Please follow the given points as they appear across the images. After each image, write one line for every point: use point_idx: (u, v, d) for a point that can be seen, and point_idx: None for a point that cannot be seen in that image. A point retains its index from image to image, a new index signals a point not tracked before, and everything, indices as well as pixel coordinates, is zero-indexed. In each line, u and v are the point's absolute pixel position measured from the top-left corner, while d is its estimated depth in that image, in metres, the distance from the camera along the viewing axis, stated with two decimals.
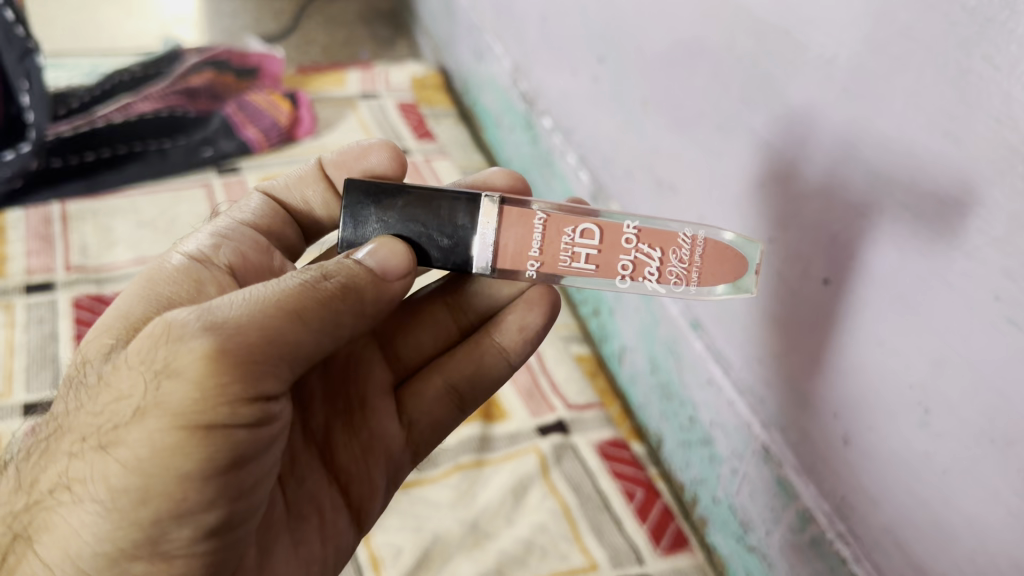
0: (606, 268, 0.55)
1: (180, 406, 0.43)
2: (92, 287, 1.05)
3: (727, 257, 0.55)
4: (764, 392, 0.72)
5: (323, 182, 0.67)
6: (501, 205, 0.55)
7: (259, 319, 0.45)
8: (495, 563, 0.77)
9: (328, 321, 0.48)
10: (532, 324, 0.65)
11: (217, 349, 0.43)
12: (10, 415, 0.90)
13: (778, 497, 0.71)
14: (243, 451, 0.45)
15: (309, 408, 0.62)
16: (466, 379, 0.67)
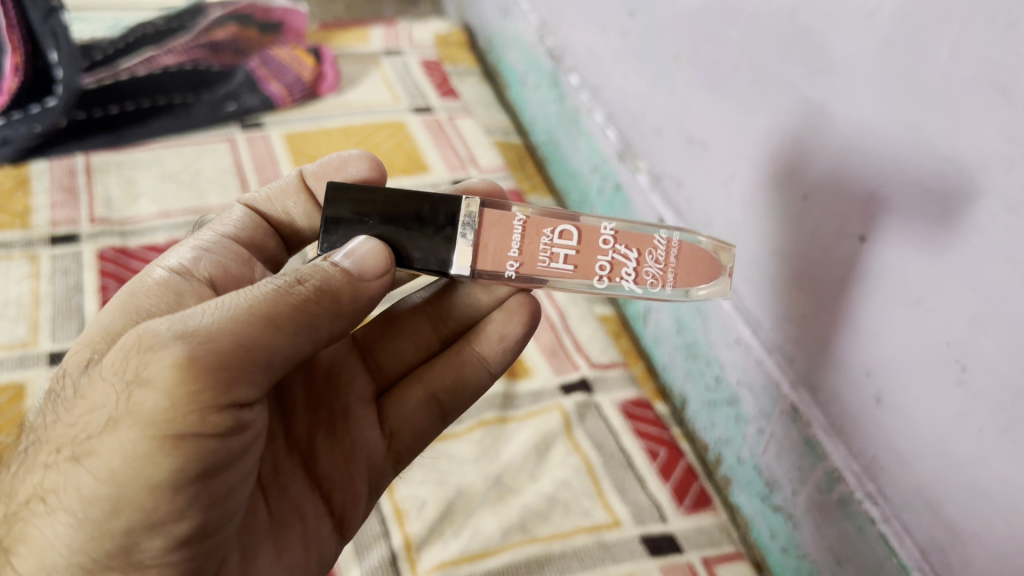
0: (585, 269, 0.56)
1: (151, 414, 0.43)
2: (117, 240, 1.05)
3: (701, 261, 0.57)
4: (793, 351, 0.71)
5: (304, 195, 0.67)
6: (482, 207, 0.56)
7: (232, 327, 0.45)
8: (518, 517, 0.77)
9: (302, 324, 0.48)
10: (512, 334, 0.66)
11: (189, 357, 0.43)
12: (36, 363, 0.90)
13: (806, 457, 0.69)
14: (216, 460, 0.45)
15: (291, 422, 0.62)
16: (448, 388, 0.67)
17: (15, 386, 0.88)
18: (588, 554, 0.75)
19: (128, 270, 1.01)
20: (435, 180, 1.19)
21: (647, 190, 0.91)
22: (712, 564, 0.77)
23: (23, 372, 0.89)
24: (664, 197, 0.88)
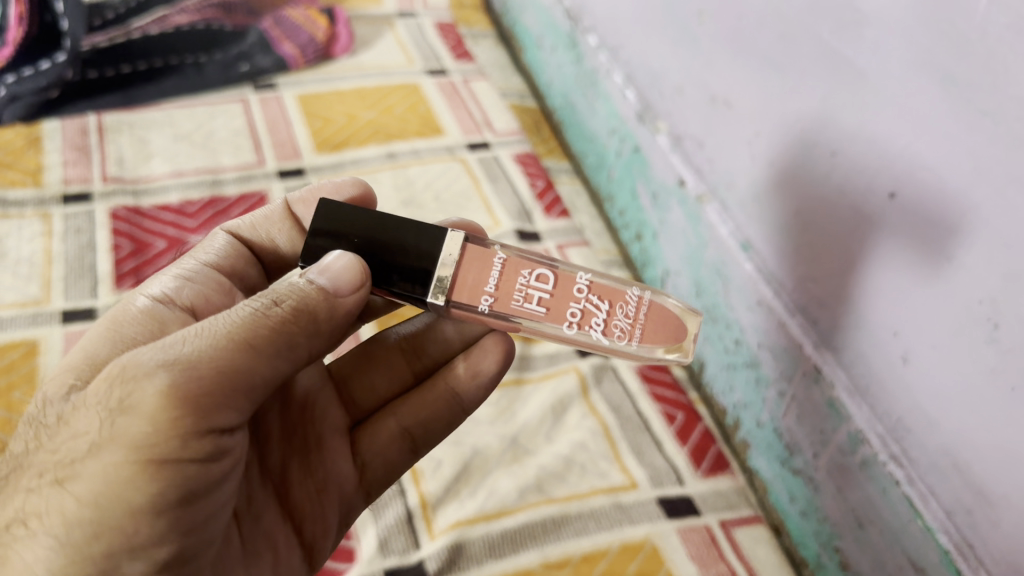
0: (555, 315, 0.53)
1: (134, 440, 0.42)
2: (129, 199, 1.04)
3: (669, 322, 0.55)
4: (818, 312, 0.69)
5: (289, 222, 0.67)
6: (465, 241, 0.55)
7: (214, 353, 0.44)
8: (534, 477, 0.77)
9: (280, 345, 0.47)
10: (485, 373, 0.65)
11: (172, 387, 0.42)
12: (49, 321, 0.90)
13: (828, 419, 0.68)
14: (196, 487, 0.44)
15: (266, 447, 0.60)
16: (420, 421, 0.65)
17: (28, 343, 0.87)
18: (604, 515, 0.75)
19: (141, 230, 1.01)
20: (449, 142, 1.17)
21: (666, 151, 0.89)
22: (730, 527, 0.76)
23: (36, 330, 0.89)
24: (684, 158, 0.87)
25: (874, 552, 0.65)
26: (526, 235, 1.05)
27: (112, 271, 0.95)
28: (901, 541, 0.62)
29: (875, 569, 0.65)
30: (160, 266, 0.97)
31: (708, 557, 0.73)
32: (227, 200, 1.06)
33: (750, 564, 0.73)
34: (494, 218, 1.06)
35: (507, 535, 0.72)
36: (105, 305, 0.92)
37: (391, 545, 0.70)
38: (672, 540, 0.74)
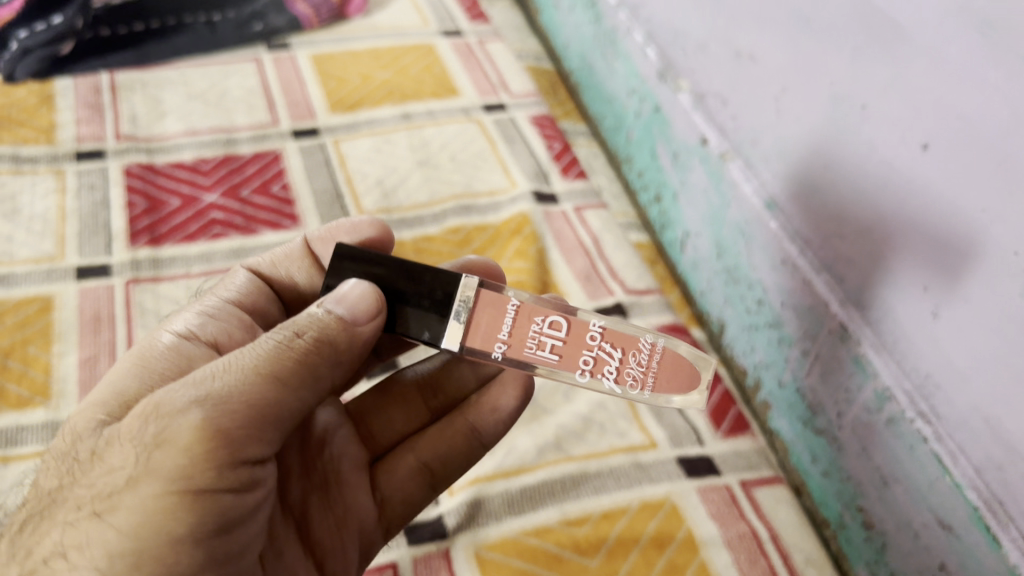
0: (568, 361, 0.51)
1: (172, 472, 0.43)
2: (143, 157, 1.03)
3: (683, 368, 0.52)
4: (845, 270, 0.68)
5: (309, 259, 0.65)
6: (479, 287, 0.53)
7: (243, 385, 0.45)
8: (554, 436, 0.76)
9: (305, 375, 0.47)
10: (505, 408, 0.64)
11: (205, 422, 0.43)
12: (63, 277, 0.89)
13: (854, 377, 0.67)
14: (230, 517, 0.45)
15: (288, 483, 0.57)
16: (440, 456, 0.64)
17: (43, 298, 0.86)
18: (624, 473, 0.74)
19: (156, 188, 0.99)
20: (465, 103, 1.16)
21: (689, 110, 0.87)
22: (750, 487, 0.75)
23: (51, 286, 0.88)
24: (707, 116, 0.85)
25: (899, 511, 0.64)
26: (543, 196, 1.03)
27: (127, 228, 0.95)
28: (928, 499, 0.61)
29: (900, 527, 0.64)
30: (174, 225, 0.96)
31: (729, 516, 0.72)
32: (241, 158, 1.05)
33: (771, 522, 0.73)
34: (512, 179, 1.05)
35: (526, 493, 0.72)
36: (120, 262, 0.91)
37: None
38: (692, 499, 0.73)
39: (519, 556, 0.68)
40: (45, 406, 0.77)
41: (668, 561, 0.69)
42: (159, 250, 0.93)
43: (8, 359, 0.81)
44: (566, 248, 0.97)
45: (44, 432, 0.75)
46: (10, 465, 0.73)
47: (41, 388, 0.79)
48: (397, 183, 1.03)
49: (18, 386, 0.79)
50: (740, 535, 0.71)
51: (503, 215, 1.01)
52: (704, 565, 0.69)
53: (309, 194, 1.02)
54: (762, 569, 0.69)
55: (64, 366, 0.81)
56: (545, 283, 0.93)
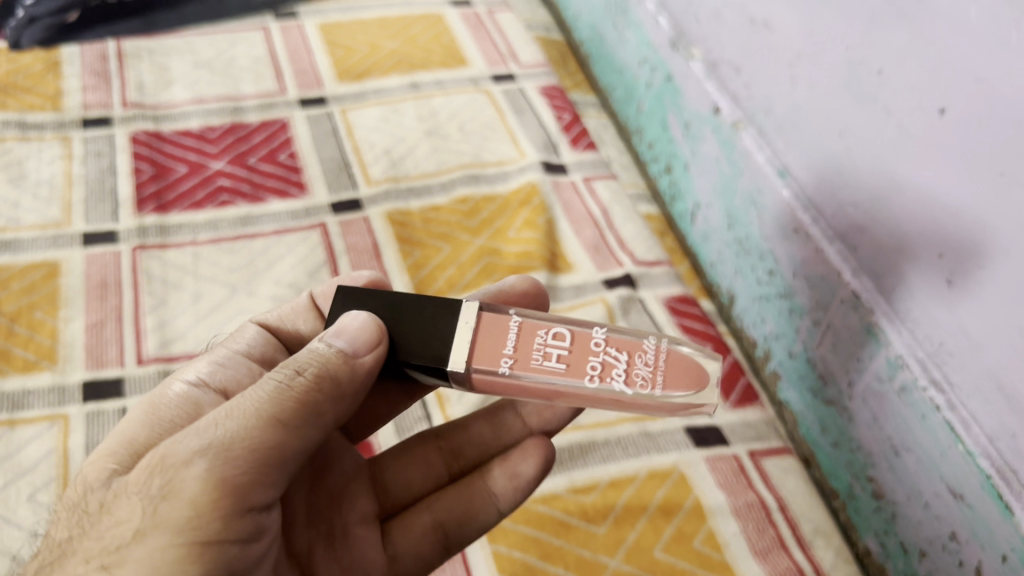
0: (575, 370, 0.49)
1: (180, 524, 0.42)
2: (150, 124, 1.03)
3: (690, 368, 0.50)
4: (858, 239, 0.67)
5: (315, 314, 0.62)
6: (481, 309, 0.52)
7: (247, 430, 0.44)
8: None
9: (312, 414, 0.46)
10: (524, 475, 0.59)
11: (210, 473, 0.42)
12: (70, 243, 0.88)
13: (867, 346, 0.66)
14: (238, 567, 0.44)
15: (294, 530, 0.54)
16: (455, 517, 0.60)
17: (49, 264, 0.86)
18: (632, 442, 0.74)
19: (163, 155, 0.99)
20: (474, 73, 1.15)
21: (701, 79, 0.86)
22: (758, 457, 0.75)
23: (57, 251, 0.87)
24: (719, 85, 0.84)
25: (910, 480, 0.64)
26: (552, 166, 1.03)
27: (134, 195, 0.94)
28: (940, 468, 0.61)
29: (911, 497, 0.64)
30: (181, 192, 0.95)
31: (737, 485, 0.72)
32: (248, 127, 1.04)
33: (780, 493, 0.72)
34: (521, 150, 1.04)
35: None
36: (126, 229, 0.90)
37: None
38: (700, 469, 0.73)
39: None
40: (52, 370, 0.77)
41: (676, 529, 0.69)
42: (166, 217, 0.92)
43: (16, 324, 0.80)
44: (575, 219, 0.96)
45: (50, 396, 0.75)
46: (18, 429, 0.73)
47: (48, 353, 0.78)
48: (405, 152, 1.03)
49: (25, 350, 0.78)
50: (748, 505, 0.71)
51: (511, 185, 1.00)
52: (712, 534, 0.69)
53: (317, 163, 1.01)
54: (771, 538, 0.69)
55: (70, 331, 0.80)
56: (553, 253, 0.92)
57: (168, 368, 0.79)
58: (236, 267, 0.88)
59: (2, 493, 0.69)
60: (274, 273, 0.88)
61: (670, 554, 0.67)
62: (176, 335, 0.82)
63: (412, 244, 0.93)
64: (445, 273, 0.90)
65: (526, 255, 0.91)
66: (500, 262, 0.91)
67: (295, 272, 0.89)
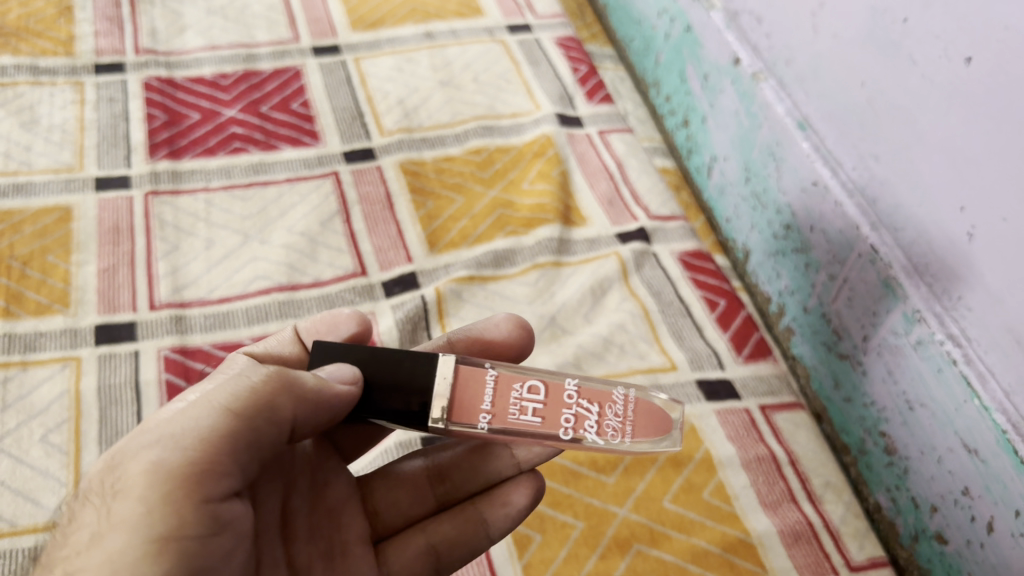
0: (551, 422, 0.49)
1: (132, 519, 0.40)
2: (163, 71, 1.02)
3: (656, 417, 0.51)
4: (878, 191, 0.66)
5: (299, 345, 0.59)
6: (457, 365, 0.50)
7: (193, 423, 0.43)
8: (573, 356, 0.77)
9: (263, 408, 0.45)
10: (516, 505, 0.57)
11: (156, 462, 0.41)
12: (82, 188, 0.88)
13: (883, 300, 0.66)
14: (204, 566, 0.41)
15: (294, 546, 0.51)
16: (449, 540, 0.57)
17: (62, 208, 0.86)
18: None
19: (175, 102, 0.98)
20: (489, 23, 1.13)
21: (721, 29, 0.84)
22: (770, 412, 0.75)
23: (69, 196, 0.87)
24: (740, 35, 0.82)
25: (923, 435, 0.63)
26: (567, 118, 1.01)
27: (146, 141, 0.93)
28: (954, 422, 0.60)
29: (923, 452, 0.63)
30: (194, 139, 0.94)
31: (748, 438, 0.72)
32: (261, 74, 1.03)
33: (791, 447, 0.72)
34: (536, 102, 1.03)
35: None
36: (139, 175, 0.90)
37: None
38: (711, 422, 0.73)
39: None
40: (64, 313, 0.77)
41: (685, 481, 0.69)
42: (178, 163, 0.92)
43: (28, 267, 0.80)
44: (590, 172, 0.95)
45: (63, 338, 0.75)
46: (30, 370, 0.73)
47: (60, 296, 0.78)
48: (418, 103, 1.02)
49: (37, 293, 0.78)
50: (759, 458, 0.71)
51: (526, 137, 0.99)
52: (721, 485, 0.69)
53: (329, 112, 1.00)
54: (781, 491, 0.69)
55: (83, 275, 0.80)
56: (567, 206, 0.91)
57: (180, 313, 0.79)
58: (248, 215, 0.88)
59: (15, 433, 0.69)
60: (286, 222, 0.88)
61: (679, 504, 0.67)
62: (188, 281, 0.81)
63: (425, 194, 0.92)
64: (458, 225, 0.89)
65: (540, 208, 0.90)
66: (514, 214, 0.90)
67: (307, 220, 0.88)
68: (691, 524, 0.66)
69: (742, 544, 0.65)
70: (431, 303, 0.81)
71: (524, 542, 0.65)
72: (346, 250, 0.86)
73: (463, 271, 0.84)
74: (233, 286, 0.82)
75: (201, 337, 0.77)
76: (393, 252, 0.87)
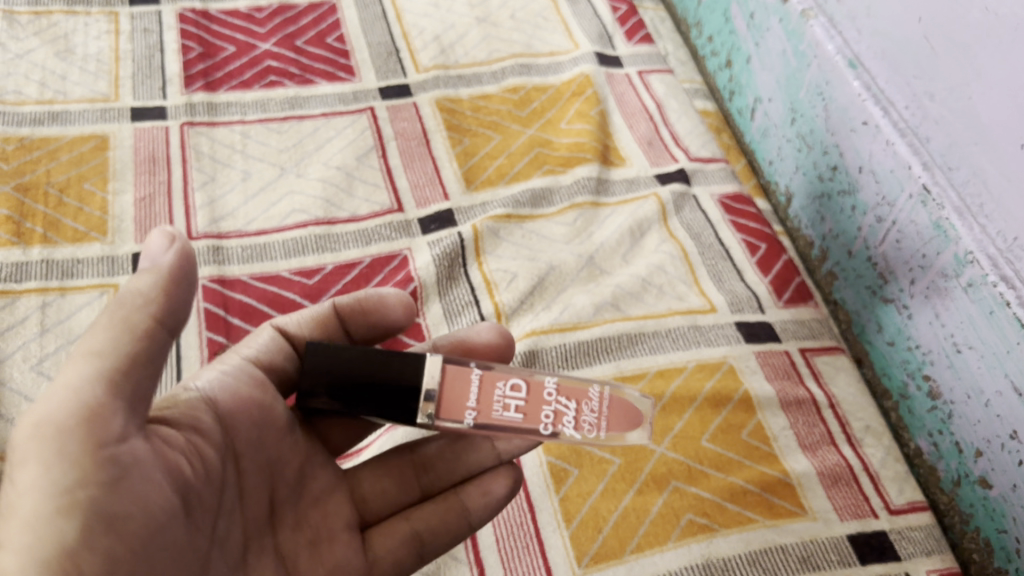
0: (532, 418, 0.48)
1: (33, 482, 0.35)
2: (198, 3, 1.00)
3: (627, 412, 0.51)
4: (931, 130, 0.65)
5: (336, 323, 0.57)
6: (445, 362, 0.48)
7: (66, 373, 0.38)
8: (611, 296, 0.76)
9: (123, 330, 0.39)
10: (497, 494, 0.54)
11: (37, 419, 0.36)
12: (118, 118, 0.87)
13: (933, 242, 0.64)
14: (124, 508, 0.36)
15: (278, 533, 0.48)
16: (433, 528, 0.53)
17: (98, 137, 0.85)
18: (681, 335, 0.74)
19: (210, 34, 0.97)
20: None
21: None
22: (810, 355, 0.74)
23: (106, 125, 0.86)
24: None
25: (970, 378, 0.62)
26: (607, 58, 0.99)
27: (182, 73, 0.92)
28: (1004, 365, 0.59)
29: (969, 396, 0.63)
30: (230, 71, 0.94)
31: (788, 379, 0.72)
32: (297, 8, 1.02)
33: (830, 390, 0.72)
34: (574, 41, 1.01)
35: (582, 348, 0.72)
36: (175, 106, 0.89)
37: None
38: (751, 363, 0.72)
39: (613, 510, 0.63)
40: (101, 241, 0.77)
41: (723, 421, 0.68)
42: (214, 95, 0.91)
43: (65, 195, 0.80)
44: (629, 112, 0.94)
45: (100, 266, 0.75)
46: (68, 296, 0.73)
47: (97, 224, 0.78)
48: (455, 39, 1.00)
49: (74, 221, 0.78)
50: (799, 400, 0.70)
51: (564, 76, 0.97)
52: (760, 426, 0.68)
53: (365, 47, 0.99)
54: (820, 434, 0.69)
55: (119, 204, 0.80)
56: (606, 147, 0.90)
57: (218, 243, 0.78)
58: (285, 148, 0.87)
59: (55, 356, 0.69)
60: (323, 155, 0.87)
61: (717, 444, 0.67)
62: (226, 213, 0.81)
63: (461, 131, 0.91)
64: (494, 163, 0.88)
65: (578, 147, 0.89)
66: (551, 153, 0.89)
67: (343, 154, 0.87)
68: (730, 463, 0.66)
69: (780, 483, 0.65)
70: (468, 240, 0.80)
71: (561, 475, 0.65)
72: (382, 186, 0.86)
73: (500, 209, 0.83)
74: (270, 219, 0.81)
75: (238, 268, 0.77)
76: (430, 189, 0.86)
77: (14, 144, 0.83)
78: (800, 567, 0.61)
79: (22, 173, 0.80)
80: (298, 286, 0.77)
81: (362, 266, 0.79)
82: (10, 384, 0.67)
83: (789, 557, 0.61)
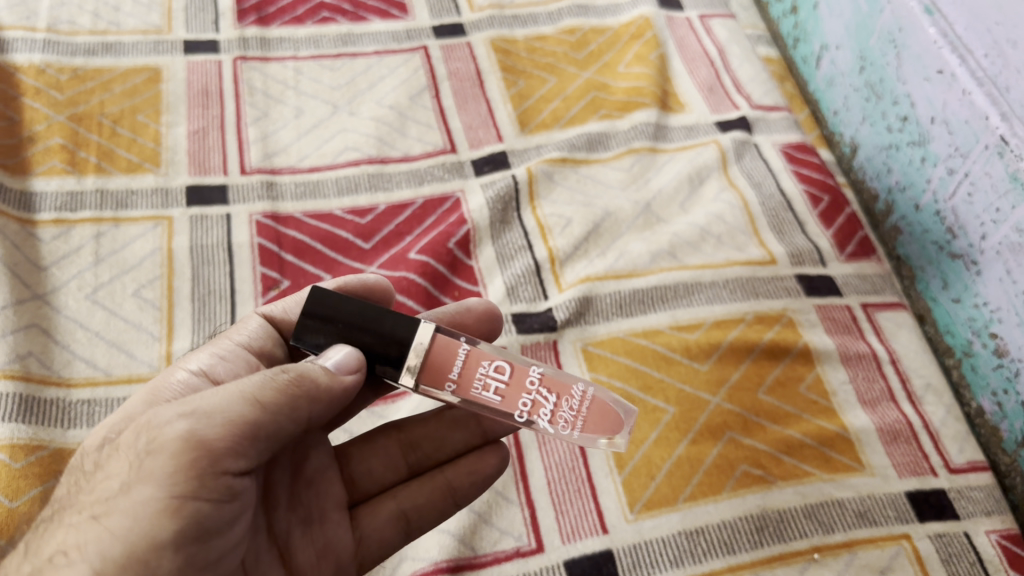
0: (508, 403, 0.46)
1: (156, 475, 0.39)
2: None
3: (607, 413, 0.48)
4: (1011, 80, 0.62)
5: None
6: (436, 331, 0.47)
7: (224, 402, 0.41)
8: (668, 244, 0.75)
9: (287, 407, 0.42)
10: (485, 472, 0.55)
11: (188, 432, 0.39)
12: (171, 51, 0.86)
13: (1009, 196, 0.62)
14: (211, 527, 0.41)
15: (274, 513, 0.49)
16: (419, 507, 0.54)
17: (151, 69, 0.84)
18: (739, 285, 0.72)
19: None
20: None
21: None
22: (872, 310, 0.72)
23: (158, 58, 0.85)
24: None
25: None
26: (668, 1, 0.97)
27: (234, 6, 0.91)
28: None
29: None
30: (283, 6, 0.92)
31: (848, 334, 0.70)
32: None
33: (891, 346, 0.70)
34: None
35: (637, 296, 0.71)
36: (227, 39, 0.88)
37: (519, 293, 0.71)
38: (811, 317, 0.71)
39: (666, 458, 0.62)
40: (155, 172, 0.77)
41: (782, 374, 0.67)
42: (266, 29, 0.90)
43: (118, 125, 0.79)
44: (689, 57, 0.92)
45: (154, 198, 0.75)
46: (123, 227, 0.73)
47: (151, 156, 0.77)
48: None
49: (128, 151, 0.77)
50: (860, 354, 0.69)
51: (622, 19, 0.95)
52: (820, 379, 0.67)
53: None
54: (881, 390, 0.67)
55: (173, 136, 0.79)
56: (665, 92, 0.88)
57: (271, 179, 0.78)
58: (338, 85, 0.86)
59: (109, 287, 0.69)
60: (376, 94, 0.86)
61: (774, 397, 0.66)
62: (279, 148, 0.80)
63: (516, 73, 0.89)
64: (550, 106, 0.87)
65: (636, 92, 0.87)
66: (609, 97, 0.87)
67: (396, 93, 0.86)
68: (787, 417, 0.65)
69: (839, 438, 0.64)
70: (522, 183, 0.79)
71: None
72: (436, 126, 0.84)
73: (555, 152, 0.81)
74: (323, 156, 0.80)
75: (292, 205, 0.77)
76: (483, 131, 0.84)
77: (67, 75, 0.82)
78: (857, 522, 0.60)
79: (76, 103, 0.80)
80: (351, 225, 0.76)
81: (415, 207, 0.78)
82: (65, 311, 0.67)
83: (846, 511, 0.60)
